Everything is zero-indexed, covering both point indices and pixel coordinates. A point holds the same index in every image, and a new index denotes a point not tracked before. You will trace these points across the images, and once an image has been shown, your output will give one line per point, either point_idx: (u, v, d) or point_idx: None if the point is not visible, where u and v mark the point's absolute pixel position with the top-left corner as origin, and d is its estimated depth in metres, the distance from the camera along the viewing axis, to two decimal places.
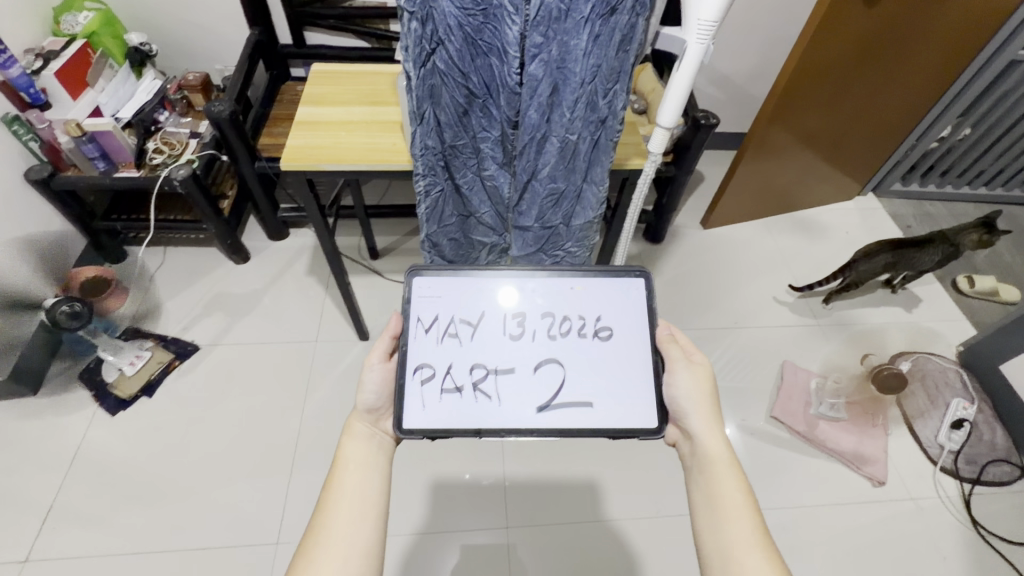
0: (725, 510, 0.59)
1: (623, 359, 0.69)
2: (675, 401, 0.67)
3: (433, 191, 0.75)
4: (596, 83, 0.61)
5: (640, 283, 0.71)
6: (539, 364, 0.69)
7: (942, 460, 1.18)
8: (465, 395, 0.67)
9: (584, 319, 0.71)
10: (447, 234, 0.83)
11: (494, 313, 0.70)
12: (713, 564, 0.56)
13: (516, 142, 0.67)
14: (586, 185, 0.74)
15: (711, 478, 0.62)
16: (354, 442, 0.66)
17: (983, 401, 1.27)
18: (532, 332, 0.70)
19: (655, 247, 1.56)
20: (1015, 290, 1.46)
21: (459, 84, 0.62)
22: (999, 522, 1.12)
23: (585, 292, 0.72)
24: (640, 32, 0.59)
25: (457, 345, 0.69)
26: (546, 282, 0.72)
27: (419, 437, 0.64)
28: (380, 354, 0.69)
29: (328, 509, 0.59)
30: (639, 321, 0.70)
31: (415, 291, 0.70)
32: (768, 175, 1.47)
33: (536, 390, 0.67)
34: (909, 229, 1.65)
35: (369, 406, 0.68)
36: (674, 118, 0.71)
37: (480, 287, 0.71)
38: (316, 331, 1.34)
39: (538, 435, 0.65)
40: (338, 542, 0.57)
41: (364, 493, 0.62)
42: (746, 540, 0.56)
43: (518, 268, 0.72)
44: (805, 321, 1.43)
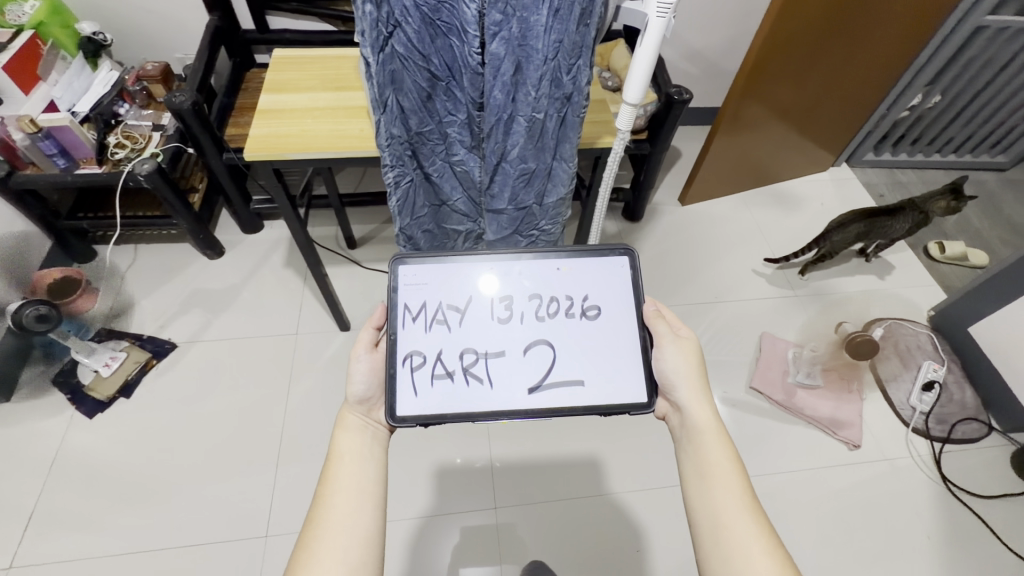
0: (715, 477, 0.60)
1: (612, 337, 0.69)
2: (664, 375, 0.68)
3: (404, 181, 0.74)
4: (560, 59, 0.59)
5: (625, 260, 0.71)
6: (529, 346, 0.69)
7: (914, 421, 1.22)
8: (456, 380, 0.67)
9: (572, 298, 0.71)
10: (422, 225, 0.84)
11: (481, 295, 0.70)
12: (704, 531, 0.58)
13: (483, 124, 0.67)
14: (557, 162, 0.73)
15: (700, 446, 0.63)
16: (349, 434, 0.67)
17: (952, 362, 1.31)
18: (521, 315, 0.70)
19: (635, 227, 1.57)
20: (982, 254, 1.50)
21: (420, 67, 0.61)
22: (967, 478, 1.17)
23: (572, 272, 0.72)
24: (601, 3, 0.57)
25: (446, 331, 0.69)
26: (531, 264, 0.72)
27: (412, 424, 0.64)
28: (366, 345, 0.70)
29: (327, 501, 0.60)
30: (626, 299, 0.71)
31: (403, 279, 0.70)
32: (743, 149, 1.48)
33: (527, 372, 0.68)
34: (883, 199, 1.68)
35: (359, 397, 0.69)
36: (642, 92, 0.69)
37: (465, 272, 0.71)
38: (297, 324, 1.32)
39: (529, 416, 0.66)
40: (339, 533, 0.57)
41: (362, 484, 0.62)
42: (735, 505, 0.58)
43: (502, 252, 0.72)
44: (783, 293, 1.45)
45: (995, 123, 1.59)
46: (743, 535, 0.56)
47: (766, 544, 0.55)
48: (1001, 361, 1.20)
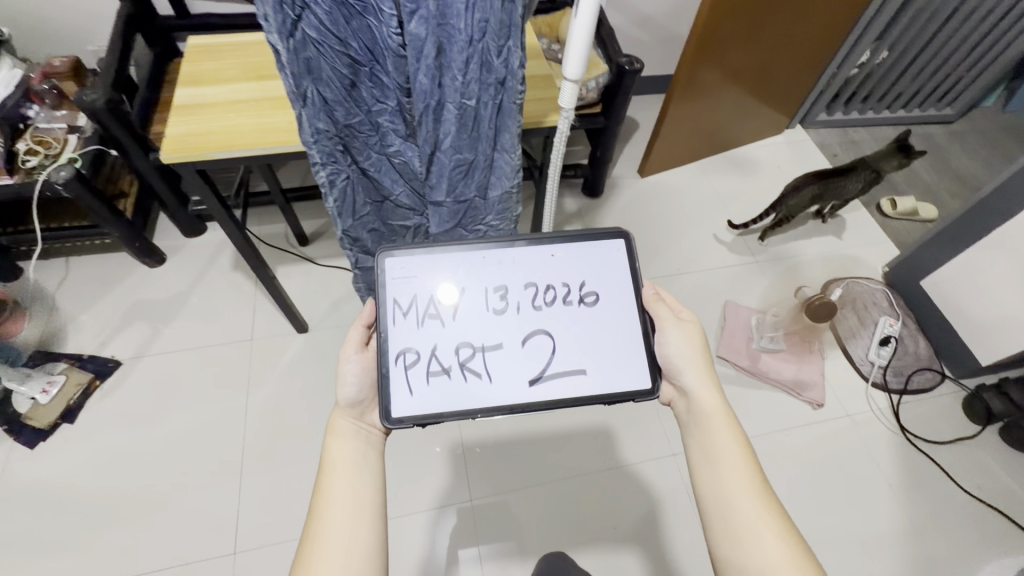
0: (721, 458, 0.59)
1: (612, 326, 0.66)
2: (670, 360, 0.67)
3: (340, 180, 0.70)
4: (487, 41, 0.55)
5: (620, 243, 0.68)
6: (527, 337, 0.65)
7: (873, 376, 1.26)
8: (453, 375, 0.63)
9: (569, 285, 0.67)
10: (367, 224, 0.80)
11: (475, 285, 0.65)
12: (713, 514, 0.57)
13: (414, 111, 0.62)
14: (497, 152, 0.69)
15: (707, 430, 0.62)
16: (343, 441, 0.64)
17: (907, 316, 1.34)
18: (518, 305, 0.66)
19: (595, 203, 1.55)
20: (931, 207, 1.53)
21: (338, 53, 0.55)
22: (923, 426, 1.21)
23: (568, 258, 0.67)
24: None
25: (439, 326, 0.64)
26: (525, 251, 0.67)
27: (410, 425, 0.60)
28: (356, 345, 0.68)
29: (322, 515, 0.57)
30: (626, 284, 0.67)
31: (390, 273, 0.65)
32: (698, 116, 1.46)
33: (526, 364, 0.64)
34: (837, 158, 1.69)
35: (351, 400, 0.67)
36: (582, 69, 0.66)
37: (457, 261, 0.66)
38: (251, 329, 1.26)
39: (531, 410, 0.62)
40: (336, 546, 0.55)
41: (359, 493, 0.59)
42: (745, 488, 0.57)
43: (493, 238, 0.67)
44: (744, 259, 1.46)
45: (941, 76, 1.62)
46: (753, 517, 0.55)
47: (776, 525, 0.54)
48: (951, 311, 1.24)
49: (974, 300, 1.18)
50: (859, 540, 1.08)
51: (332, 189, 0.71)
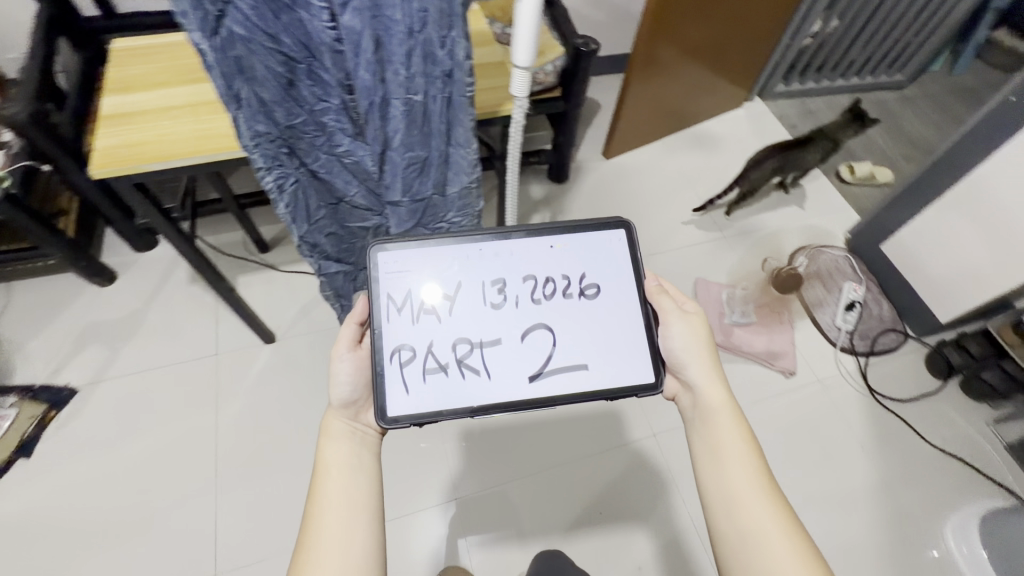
0: (727, 455, 0.59)
1: (613, 320, 0.65)
2: (673, 354, 0.66)
3: (289, 184, 0.66)
4: (428, 32, 0.52)
5: (621, 233, 0.66)
6: (526, 332, 0.64)
7: (840, 341, 1.29)
8: (451, 373, 0.62)
9: (569, 277, 0.65)
10: (324, 229, 0.77)
11: (472, 280, 0.64)
12: (717, 511, 0.56)
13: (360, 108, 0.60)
14: (452, 148, 0.67)
15: (713, 426, 0.61)
16: (337, 443, 0.63)
17: (869, 280, 1.37)
18: (516, 299, 0.64)
19: (562, 188, 1.53)
20: (887, 171, 1.56)
21: (271, 50, 0.52)
22: (889, 385, 1.26)
23: (567, 250, 0.65)
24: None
25: (436, 322, 0.63)
26: (523, 243, 0.65)
27: (407, 425, 0.59)
28: (348, 343, 0.66)
29: (317, 521, 0.56)
30: (627, 276, 0.65)
31: (384, 268, 0.63)
32: (659, 94, 1.46)
33: (525, 359, 0.63)
34: (796, 129, 1.71)
35: (345, 401, 0.66)
36: (532, 56, 0.64)
37: (452, 254, 0.64)
38: (216, 343, 1.21)
39: (532, 405, 0.61)
40: (333, 551, 0.54)
41: (354, 496, 0.58)
42: (751, 487, 0.56)
43: (490, 230, 0.64)
44: (712, 235, 1.47)
45: (890, 41, 1.65)
46: (757, 511, 0.55)
47: (780, 521, 0.54)
48: (911, 272, 1.28)
49: (932, 260, 1.21)
50: (836, 501, 1.11)
51: (282, 194, 0.67)
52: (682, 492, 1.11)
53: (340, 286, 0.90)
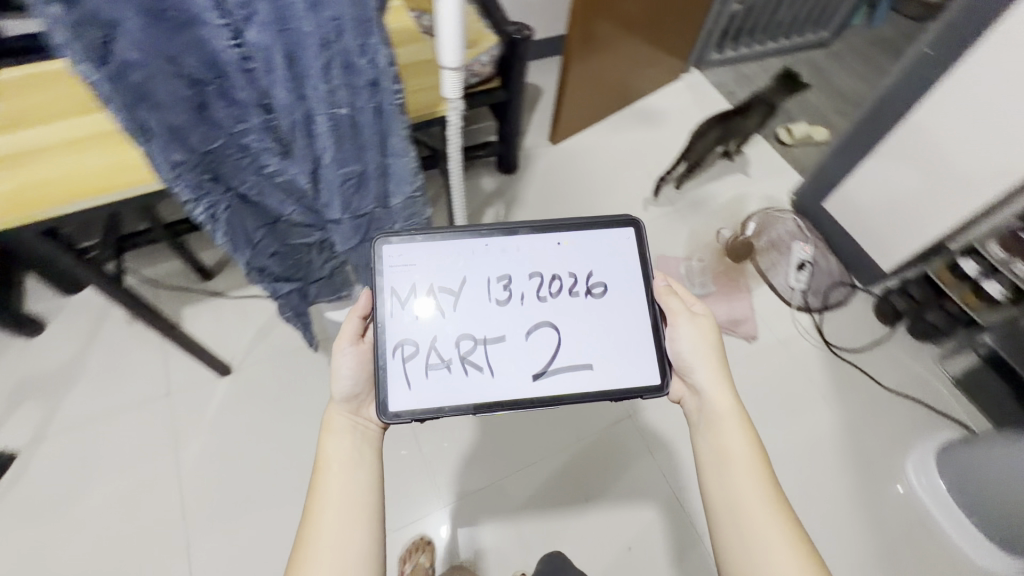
0: (733, 463, 0.58)
1: (620, 318, 0.64)
2: (681, 357, 0.66)
3: (221, 210, 0.61)
4: (344, 42, 0.49)
5: (631, 231, 0.65)
6: (531, 329, 0.63)
7: (795, 301, 1.34)
8: (453, 369, 0.61)
9: (576, 275, 0.64)
10: (267, 249, 0.70)
11: (476, 275, 0.63)
12: (722, 518, 0.56)
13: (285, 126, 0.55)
14: (389, 158, 0.64)
15: (719, 433, 0.61)
16: (338, 438, 0.65)
17: (817, 240, 1.40)
18: (521, 296, 0.64)
19: (513, 178, 1.51)
20: (823, 129, 1.61)
21: (173, 74, 0.46)
22: (844, 337, 1.31)
23: (573, 248, 0.65)
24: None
25: (439, 317, 0.62)
26: (529, 238, 0.64)
27: (407, 420, 0.59)
28: (350, 337, 0.68)
29: (316, 518, 0.58)
30: (635, 273, 0.65)
31: (388, 261, 0.63)
32: (599, 73, 1.44)
33: (530, 356, 0.62)
34: (735, 96, 1.74)
35: (346, 394, 0.68)
36: (460, 54, 0.61)
37: (458, 250, 0.64)
38: (167, 382, 1.14)
39: (532, 403, 0.61)
40: (330, 547, 0.55)
41: (353, 493, 0.60)
42: (757, 496, 0.56)
43: (498, 224, 0.64)
44: (665, 210, 1.49)
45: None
46: (761, 514, 0.55)
47: (786, 525, 0.54)
48: (854, 226, 1.33)
49: (873, 212, 1.27)
50: (807, 453, 1.16)
51: (215, 221, 0.62)
52: (662, 467, 1.13)
53: (295, 305, 0.83)
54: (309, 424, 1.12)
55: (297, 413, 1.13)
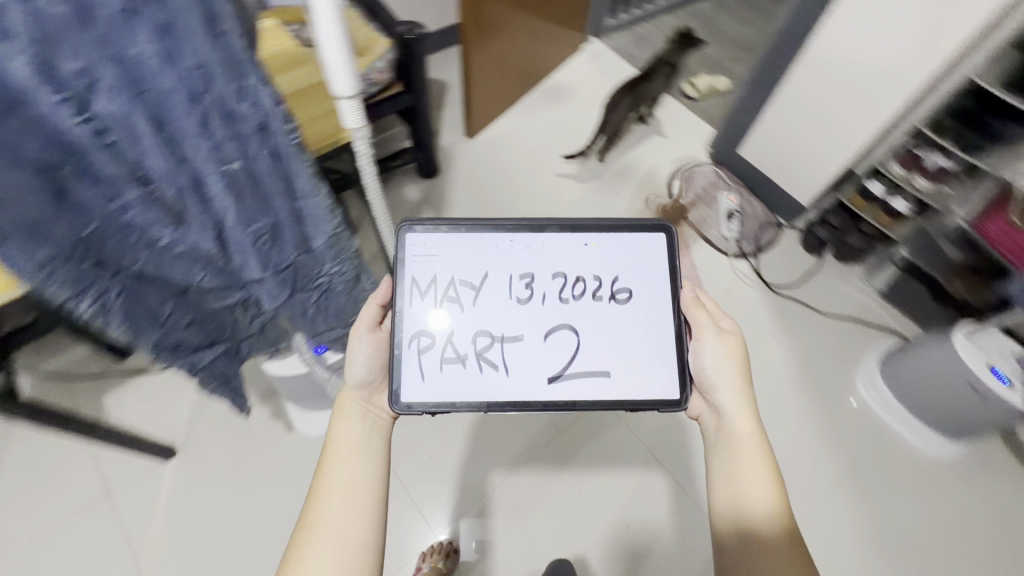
0: (747, 487, 0.58)
1: (642, 326, 0.63)
2: (705, 374, 0.64)
3: (115, 298, 0.51)
4: (216, 90, 0.42)
5: (662, 238, 0.64)
6: (550, 330, 0.63)
7: (732, 250, 1.39)
8: (469, 365, 0.61)
9: (600, 279, 0.64)
10: (179, 322, 0.61)
11: (498, 271, 0.63)
12: (727, 540, 0.57)
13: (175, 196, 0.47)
14: (300, 202, 0.57)
15: (735, 454, 0.60)
16: (349, 423, 0.67)
17: (740, 187, 1.46)
18: (544, 295, 0.63)
19: (436, 181, 1.46)
20: (723, 78, 1.67)
21: (11, 166, 0.37)
22: (780, 274, 1.38)
23: (600, 250, 0.64)
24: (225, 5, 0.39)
25: (458, 310, 0.62)
26: (556, 237, 0.64)
27: (418, 413, 0.60)
28: (367, 324, 0.68)
29: (321, 503, 0.60)
30: (662, 279, 0.64)
31: (411, 249, 0.62)
32: (501, 57, 1.40)
33: (547, 359, 0.62)
34: (636, 58, 1.75)
35: (359, 381, 0.69)
36: (353, 80, 0.55)
37: (483, 245, 0.63)
38: (103, 482, 1.02)
39: (539, 407, 0.60)
40: (331, 534, 0.58)
41: (359, 480, 0.62)
42: (767, 522, 0.56)
43: (525, 221, 0.64)
44: (593, 185, 1.49)
45: None
46: (774, 546, 0.54)
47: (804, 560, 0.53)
48: (770, 168, 1.39)
49: (783, 152, 1.33)
50: (769, 393, 1.22)
51: (110, 311, 0.52)
52: (639, 436, 1.17)
53: (222, 372, 0.74)
54: (276, 486, 1.05)
55: (261, 478, 1.05)
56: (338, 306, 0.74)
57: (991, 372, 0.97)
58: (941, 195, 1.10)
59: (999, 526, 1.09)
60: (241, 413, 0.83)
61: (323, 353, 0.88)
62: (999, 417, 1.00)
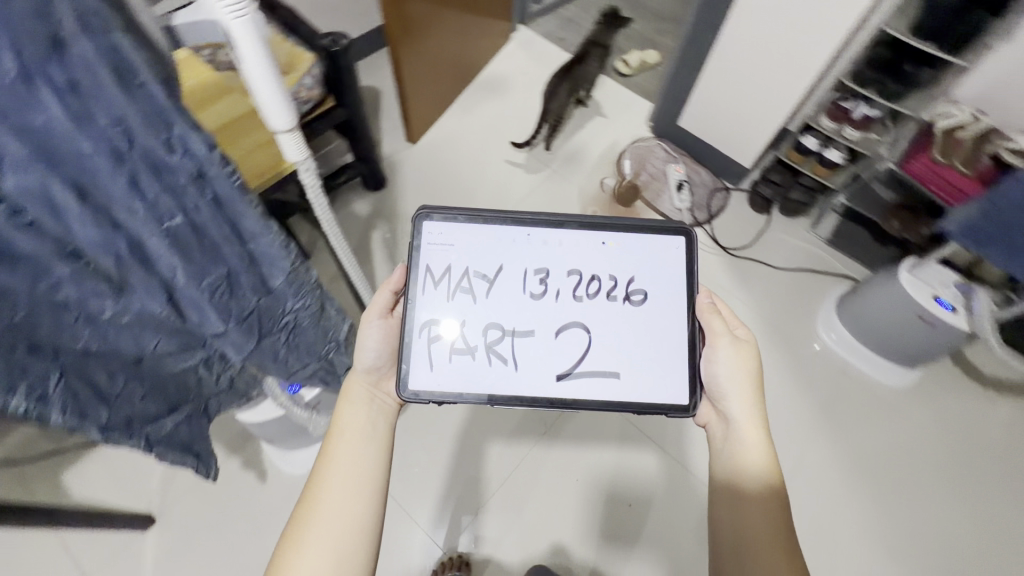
0: (749, 498, 0.56)
1: (656, 327, 0.61)
2: (716, 382, 0.63)
3: (54, 384, 0.44)
4: (142, 145, 0.38)
5: (681, 241, 0.62)
6: (562, 327, 0.62)
7: (687, 220, 1.42)
8: (477, 356, 0.61)
9: (616, 278, 0.62)
10: (134, 393, 0.54)
11: (513, 264, 0.62)
12: (725, 548, 0.55)
13: (114, 262, 0.42)
14: (252, 244, 0.54)
15: (740, 466, 0.59)
16: (355, 408, 0.65)
17: (685, 156, 1.51)
18: (557, 292, 0.62)
19: (385, 193, 1.42)
20: (653, 51, 1.69)
21: None
22: (735, 237, 1.43)
23: (618, 250, 0.63)
24: (138, 54, 0.36)
25: (471, 301, 0.62)
26: (574, 234, 0.63)
27: (423, 400, 0.59)
28: (379, 311, 0.67)
29: (322, 481, 0.58)
30: (679, 286, 0.62)
31: (427, 237, 0.62)
32: (433, 57, 1.37)
33: (557, 356, 0.61)
34: (566, 41, 1.74)
35: (368, 366, 0.68)
36: (291, 113, 0.52)
37: (499, 238, 0.63)
38: (79, 565, 0.96)
39: (542, 403, 0.60)
40: (333, 510, 0.56)
41: (362, 462, 0.60)
42: (767, 533, 0.53)
43: (543, 215, 0.63)
44: (543, 174, 1.48)
45: None
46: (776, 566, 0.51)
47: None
48: (711, 135, 1.43)
49: (720, 119, 1.37)
50: None
51: (49, 402, 0.43)
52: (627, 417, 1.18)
53: (185, 437, 0.65)
54: (269, 534, 1.00)
55: (251, 528, 1.01)
56: (309, 341, 0.70)
57: (935, 302, 1.04)
58: (867, 141, 1.17)
59: (964, 441, 1.16)
60: (204, 479, 0.72)
61: (298, 391, 0.86)
62: (950, 341, 1.07)
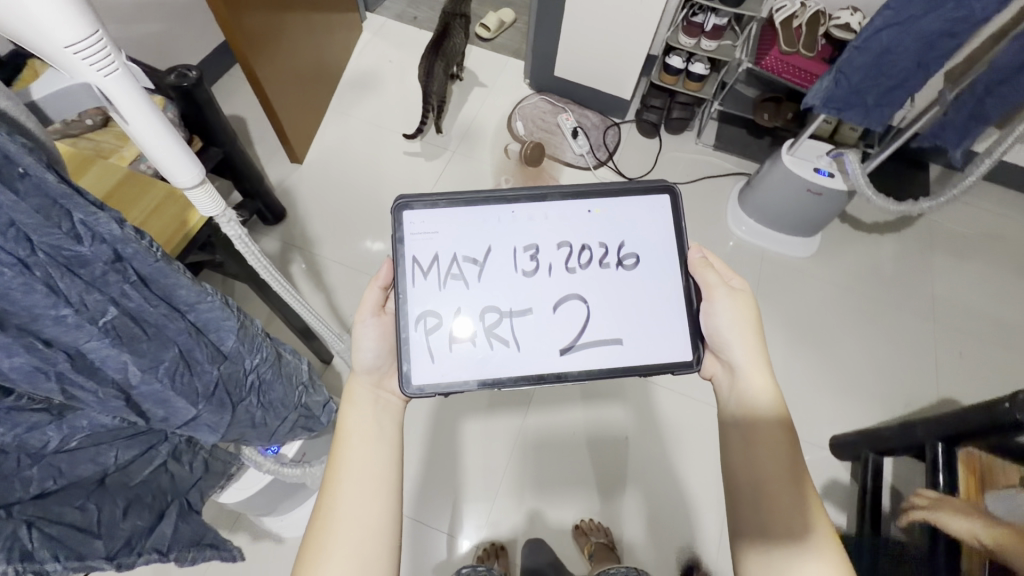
0: (761, 443, 0.57)
1: (651, 288, 0.64)
2: (717, 333, 0.63)
3: (29, 538, 0.39)
4: (45, 246, 0.35)
5: (666, 199, 0.65)
6: (558, 301, 0.64)
7: (591, 163, 1.47)
8: (479, 342, 0.62)
9: (607, 246, 0.65)
10: (114, 514, 0.47)
11: (501, 246, 0.64)
12: (743, 496, 0.55)
13: (56, 385, 0.38)
14: (190, 313, 0.49)
15: (750, 415, 0.59)
16: (359, 411, 0.63)
17: (569, 104, 1.56)
18: (550, 266, 0.64)
19: (289, 223, 1.34)
20: (507, 10, 1.69)
21: None
22: (638, 165, 1.49)
23: (605, 216, 0.65)
24: (12, 141, 0.34)
25: (464, 287, 0.63)
26: (559, 205, 0.64)
27: (430, 394, 0.60)
28: (372, 308, 0.66)
29: (335, 489, 0.57)
30: (668, 249, 0.65)
31: (409, 227, 0.62)
32: (293, 68, 1.28)
33: (559, 329, 0.63)
34: (420, 19, 1.69)
35: (369, 365, 0.66)
36: (197, 166, 0.48)
37: (481, 219, 0.63)
38: None
39: (544, 378, 0.61)
40: (349, 515, 0.55)
41: (371, 463, 0.59)
42: (779, 473, 0.55)
43: (525, 191, 0.64)
44: (444, 157, 1.46)
45: None
46: (791, 509, 0.53)
47: (819, 523, 0.52)
48: (587, 78, 1.48)
49: (591, 60, 1.41)
50: None
51: (35, 556, 0.39)
52: None
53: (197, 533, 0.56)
54: None
55: None
56: (280, 397, 0.64)
57: (816, 173, 1.18)
58: (724, 49, 1.27)
59: (869, 282, 1.35)
60: (235, 560, 0.59)
61: (278, 450, 0.80)
62: (836, 203, 1.22)
